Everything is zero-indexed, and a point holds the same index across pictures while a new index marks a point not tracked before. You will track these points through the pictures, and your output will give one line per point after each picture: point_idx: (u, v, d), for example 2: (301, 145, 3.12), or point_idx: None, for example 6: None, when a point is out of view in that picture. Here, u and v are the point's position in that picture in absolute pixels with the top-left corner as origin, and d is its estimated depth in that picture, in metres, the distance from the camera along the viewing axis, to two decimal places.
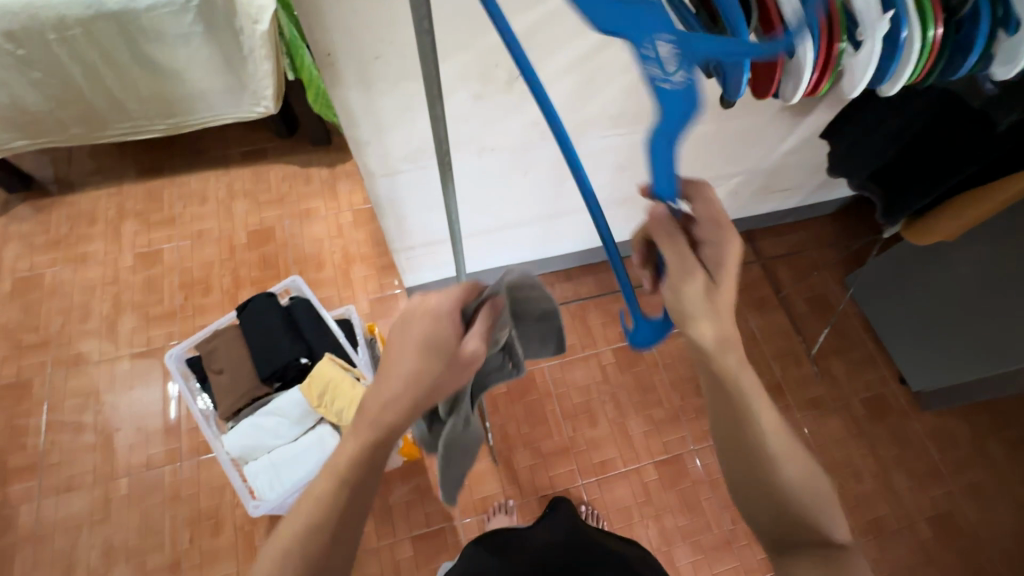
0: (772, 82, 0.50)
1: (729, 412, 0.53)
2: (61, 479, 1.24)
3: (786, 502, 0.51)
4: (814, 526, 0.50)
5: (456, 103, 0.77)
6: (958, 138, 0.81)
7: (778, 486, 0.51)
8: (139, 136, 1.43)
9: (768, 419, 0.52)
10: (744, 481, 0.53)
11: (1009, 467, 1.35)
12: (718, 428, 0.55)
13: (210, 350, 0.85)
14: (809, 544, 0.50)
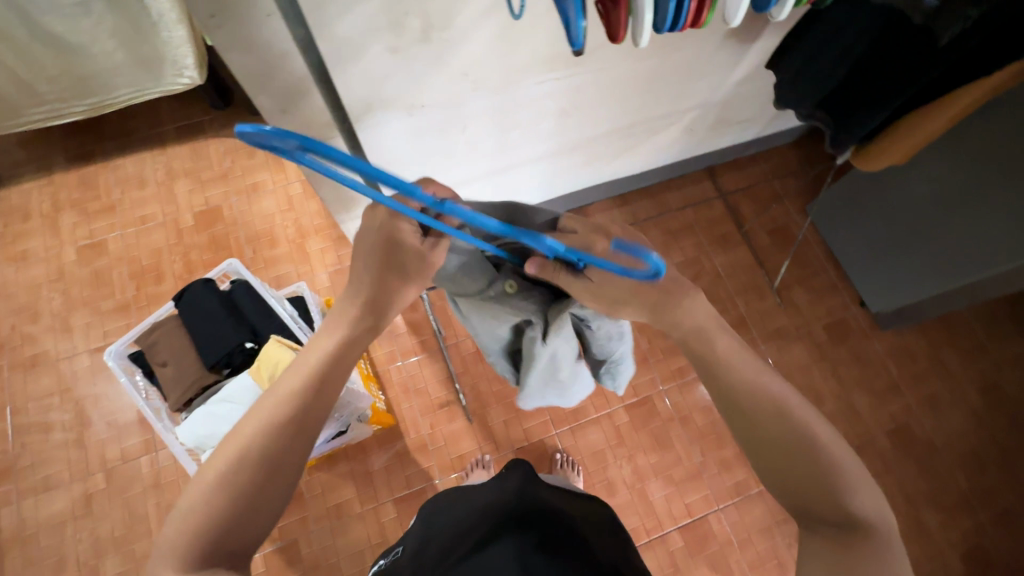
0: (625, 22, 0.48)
1: (734, 386, 0.54)
2: (38, 479, 1.24)
3: (801, 470, 0.50)
4: (832, 500, 0.49)
5: (371, 60, 0.71)
6: (900, 57, 0.78)
7: (790, 456, 0.51)
8: (60, 120, 1.34)
9: (775, 389, 0.53)
10: (759, 453, 0.53)
11: (963, 375, 1.41)
12: (724, 404, 0.56)
13: (151, 343, 0.84)
14: (823, 520, 0.49)
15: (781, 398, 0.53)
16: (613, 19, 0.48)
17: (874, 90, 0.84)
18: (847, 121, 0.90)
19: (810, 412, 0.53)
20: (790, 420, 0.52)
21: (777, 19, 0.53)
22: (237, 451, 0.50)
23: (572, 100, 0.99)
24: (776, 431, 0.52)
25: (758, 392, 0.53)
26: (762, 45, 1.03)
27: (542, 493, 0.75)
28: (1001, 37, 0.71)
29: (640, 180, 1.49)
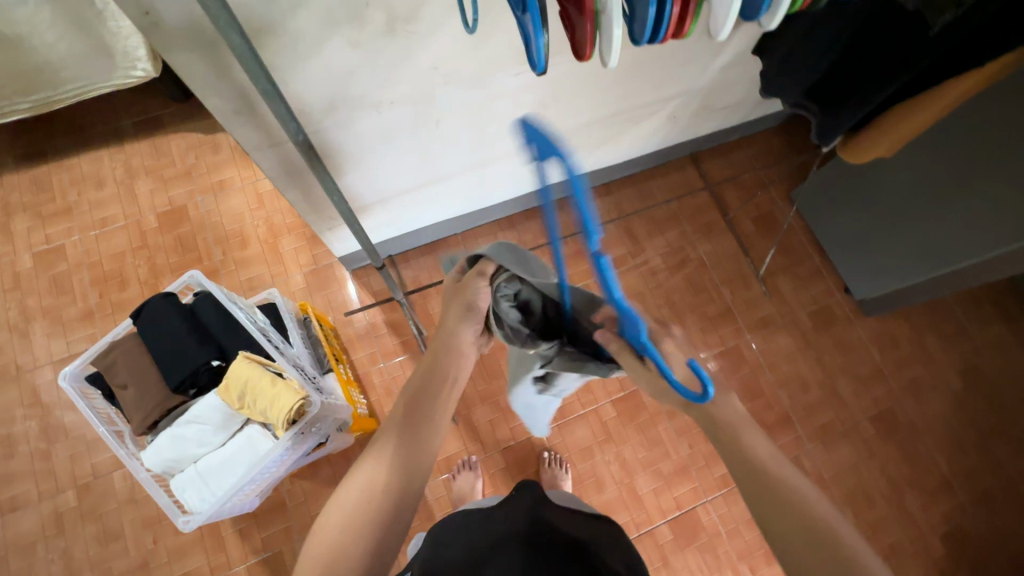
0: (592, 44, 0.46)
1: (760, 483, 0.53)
2: (4, 499, 1.19)
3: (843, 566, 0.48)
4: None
5: (332, 56, 0.66)
6: (890, 45, 0.75)
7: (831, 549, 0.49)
8: (4, 118, 1.24)
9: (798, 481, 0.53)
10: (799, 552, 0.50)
11: (945, 359, 1.42)
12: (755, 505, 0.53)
13: (109, 364, 0.79)
14: None
15: (796, 487, 0.52)
16: (578, 35, 0.46)
17: (863, 79, 0.80)
18: (833, 111, 0.87)
19: (829, 506, 0.52)
20: (804, 510, 0.51)
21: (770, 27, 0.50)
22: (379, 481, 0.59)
23: (550, 93, 0.95)
24: (789, 520, 0.50)
25: (777, 484, 0.52)
26: (747, 30, 1.00)
27: (549, 512, 0.74)
28: (994, 27, 0.68)
29: (623, 169, 1.45)
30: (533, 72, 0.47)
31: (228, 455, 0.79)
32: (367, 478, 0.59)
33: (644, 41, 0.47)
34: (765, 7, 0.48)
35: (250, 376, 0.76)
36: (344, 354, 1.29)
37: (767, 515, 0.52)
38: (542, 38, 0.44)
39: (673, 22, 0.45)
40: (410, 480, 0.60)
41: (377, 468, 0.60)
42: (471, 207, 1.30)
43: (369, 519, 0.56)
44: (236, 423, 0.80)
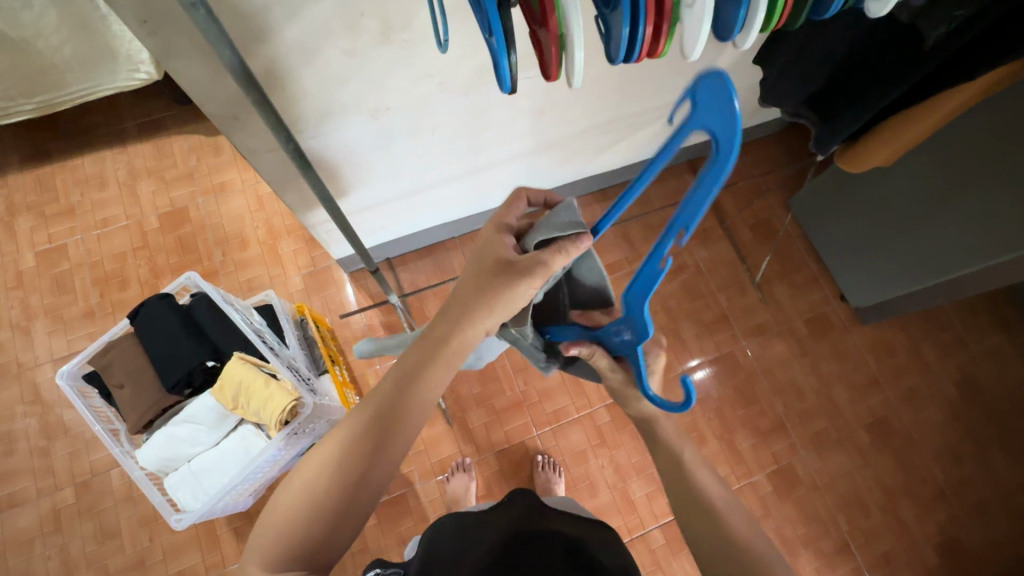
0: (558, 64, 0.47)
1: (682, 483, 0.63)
2: (3, 495, 1.20)
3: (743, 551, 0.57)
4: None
5: (328, 64, 0.67)
6: (888, 56, 0.75)
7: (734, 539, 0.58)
8: (9, 119, 1.26)
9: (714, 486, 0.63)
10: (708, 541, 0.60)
11: (941, 368, 1.42)
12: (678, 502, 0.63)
13: (106, 364, 0.80)
14: None
15: (739, 525, 0.59)
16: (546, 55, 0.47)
17: (861, 90, 0.81)
18: (832, 120, 0.88)
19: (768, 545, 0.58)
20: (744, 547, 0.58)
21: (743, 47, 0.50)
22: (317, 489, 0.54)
23: (546, 100, 0.96)
24: (724, 547, 0.58)
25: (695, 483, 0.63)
26: None
27: (539, 515, 0.74)
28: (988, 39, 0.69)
29: (622, 174, 1.46)
30: (501, 90, 0.48)
31: (221, 454, 0.80)
32: (296, 503, 0.53)
33: (617, 61, 0.48)
34: (738, 28, 0.49)
35: (244, 376, 0.77)
36: (340, 355, 1.30)
37: (707, 542, 0.60)
38: (508, 59, 0.45)
39: (644, 43, 0.46)
40: (345, 514, 0.53)
41: (307, 492, 0.53)
42: (470, 211, 1.31)
43: (287, 550, 0.52)
44: (229, 423, 0.81)
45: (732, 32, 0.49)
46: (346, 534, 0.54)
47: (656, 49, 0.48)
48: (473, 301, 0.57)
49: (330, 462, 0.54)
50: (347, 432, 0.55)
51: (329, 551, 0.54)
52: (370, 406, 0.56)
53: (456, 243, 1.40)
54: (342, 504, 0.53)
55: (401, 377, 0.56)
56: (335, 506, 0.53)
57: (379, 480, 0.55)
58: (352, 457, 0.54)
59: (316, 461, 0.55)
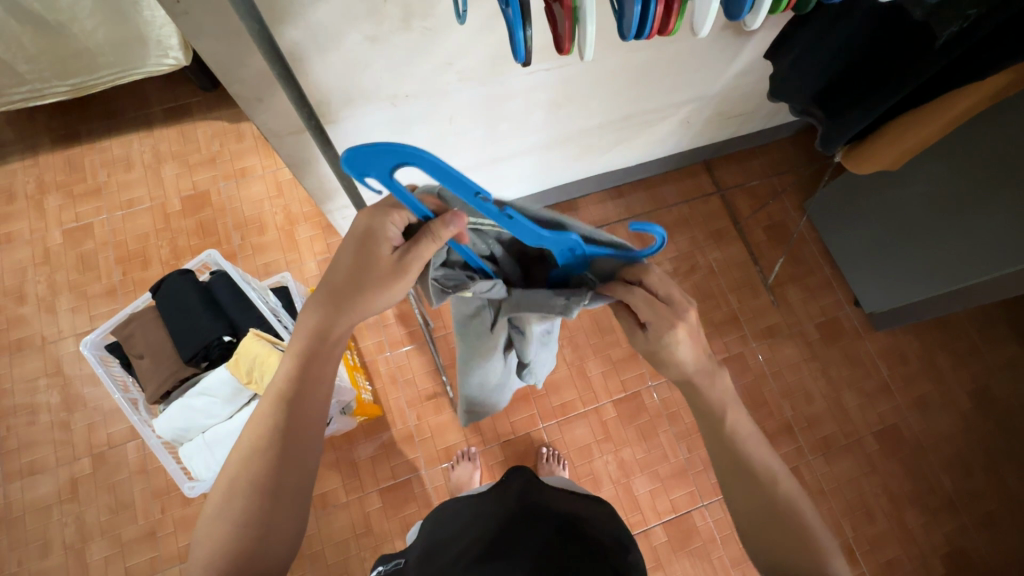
0: (569, 37, 0.48)
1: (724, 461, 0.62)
2: (24, 463, 1.24)
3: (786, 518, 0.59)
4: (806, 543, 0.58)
5: (350, 48, 0.69)
6: (898, 53, 0.75)
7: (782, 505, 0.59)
8: (43, 100, 1.31)
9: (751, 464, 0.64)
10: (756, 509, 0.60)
11: (955, 378, 1.40)
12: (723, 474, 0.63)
13: (128, 334, 0.83)
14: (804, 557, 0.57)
15: (763, 468, 0.61)
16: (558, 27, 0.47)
17: (869, 88, 0.81)
18: (838, 120, 0.87)
19: (794, 487, 0.61)
20: (774, 497, 0.59)
21: (752, 28, 0.52)
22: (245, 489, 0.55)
23: (562, 92, 0.96)
24: (754, 498, 0.60)
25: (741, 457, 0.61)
26: (762, 38, 1.00)
27: (539, 494, 0.74)
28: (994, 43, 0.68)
29: (635, 172, 1.46)
30: (516, 62, 0.48)
31: (234, 427, 0.82)
32: (219, 522, 0.54)
33: (630, 36, 0.48)
34: (748, 6, 0.50)
35: (259, 353, 0.79)
36: (352, 341, 1.32)
37: (741, 496, 0.61)
38: (521, 31, 0.47)
39: (655, 20, 0.47)
40: (274, 517, 0.55)
41: (227, 509, 0.55)
42: None
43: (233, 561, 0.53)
44: (243, 397, 0.83)
45: (743, 11, 0.50)
46: (283, 536, 0.56)
47: (668, 25, 0.49)
48: (350, 294, 0.58)
49: (242, 481, 0.55)
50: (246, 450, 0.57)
51: (271, 553, 0.55)
52: (261, 427, 0.57)
53: None
54: (271, 509, 0.55)
55: (286, 397, 0.58)
56: (260, 514, 0.55)
57: (294, 482, 0.57)
58: (261, 471, 0.56)
59: (225, 486, 0.56)
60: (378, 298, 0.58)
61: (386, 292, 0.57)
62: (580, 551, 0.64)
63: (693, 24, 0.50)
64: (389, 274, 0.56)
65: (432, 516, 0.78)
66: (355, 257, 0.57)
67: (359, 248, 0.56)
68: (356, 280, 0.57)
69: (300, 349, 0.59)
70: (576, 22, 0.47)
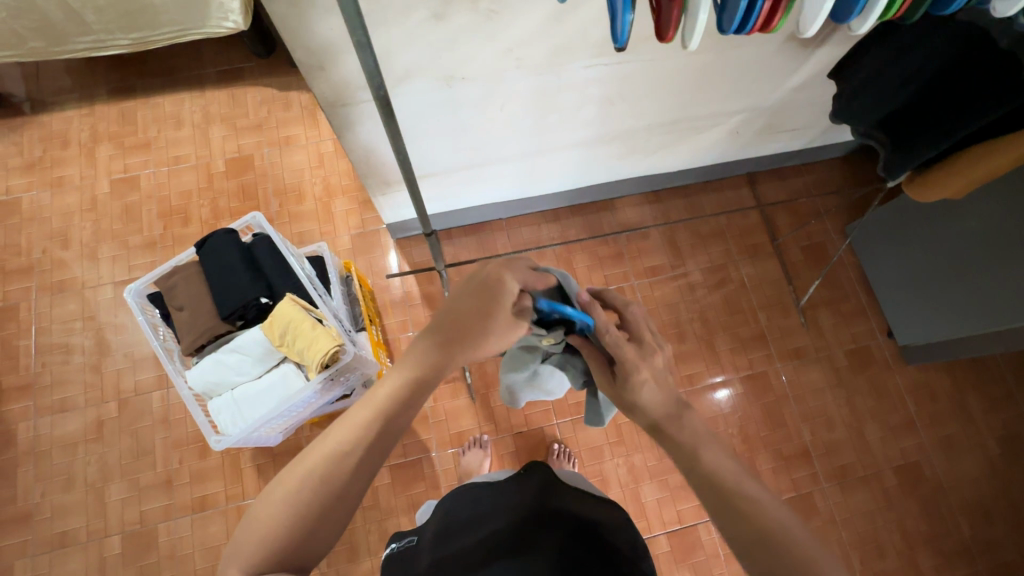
0: (673, 25, 0.50)
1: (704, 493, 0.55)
2: (55, 400, 1.29)
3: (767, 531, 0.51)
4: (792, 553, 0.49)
5: (415, 25, 0.69)
6: (980, 79, 0.72)
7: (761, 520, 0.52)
8: (105, 52, 1.34)
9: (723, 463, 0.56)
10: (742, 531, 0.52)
11: (985, 422, 1.36)
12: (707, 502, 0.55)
13: (171, 286, 0.85)
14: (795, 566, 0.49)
15: (743, 488, 0.54)
16: (663, 16, 0.49)
17: (943, 113, 0.78)
18: (908, 145, 0.85)
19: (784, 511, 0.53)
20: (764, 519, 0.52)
21: (857, 30, 0.55)
22: (318, 483, 0.50)
23: (618, 89, 0.95)
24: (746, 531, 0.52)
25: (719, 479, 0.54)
26: (826, 52, 0.97)
27: (560, 495, 0.73)
28: None
29: (677, 178, 1.45)
30: (615, 46, 0.52)
31: (262, 387, 0.84)
32: (284, 511, 0.49)
33: (731, 31, 0.50)
34: (857, 10, 0.53)
35: (294, 317, 0.81)
36: (378, 317, 1.33)
37: (734, 531, 0.53)
38: (628, 15, 0.50)
39: (762, 15, 0.49)
40: (325, 525, 0.50)
41: (297, 497, 0.50)
42: (521, 193, 1.34)
43: (275, 560, 0.48)
44: (274, 358, 0.85)
45: (851, 14, 0.53)
46: (319, 549, 0.51)
47: (773, 22, 0.50)
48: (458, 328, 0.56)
49: (316, 475, 0.51)
50: (331, 448, 0.51)
51: (304, 561, 0.50)
52: (358, 429, 0.52)
53: (502, 224, 1.43)
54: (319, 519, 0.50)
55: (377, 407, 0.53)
56: (318, 516, 0.50)
57: (355, 498, 0.52)
58: (340, 472, 0.51)
59: (300, 474, 0.51)
60: (493, 342, 0.58)
61: (505, 337, 0.58)
62: (596, 553, 0.64)
63: (801, 24, 0.55)
64: (511, 319, 0.58)
65: (449, 499, 0.79)
66: (479, 301, 0.56)
67: (480, 291, 0.57)
68: (479, 319, 0.56)
69: (408, 372, 0.55)
70: (682, 11, 0.50)
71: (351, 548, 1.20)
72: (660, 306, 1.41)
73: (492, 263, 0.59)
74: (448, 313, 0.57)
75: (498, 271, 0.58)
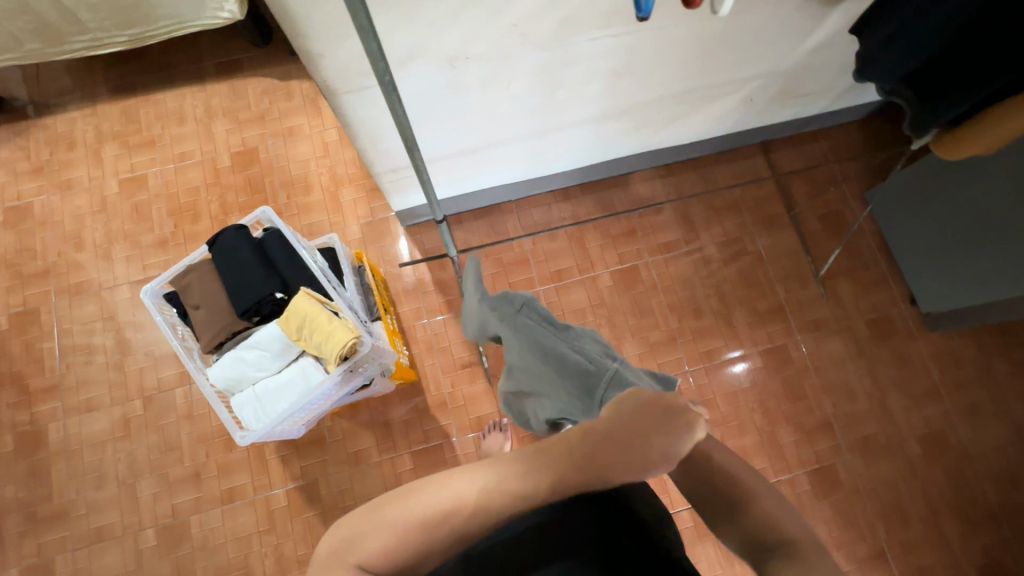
0: None
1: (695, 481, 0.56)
2: (81, 400, 1.31)
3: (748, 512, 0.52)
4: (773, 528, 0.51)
5: (416, 5, 0.67)
6: (1013, 31, 0.68)
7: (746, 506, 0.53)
8: (103, 50, 1.33)
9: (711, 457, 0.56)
10: (723, 510, 0.54)
11: (1011, 386, 1.34)
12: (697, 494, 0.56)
13: (185, 285, 0.86)
14: (776, 544, 0.50)
15: (773, 518, 0.51)
16: None
17: (975, 66, 0.74)
18: (937, 103, 0.81)
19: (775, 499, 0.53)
20: (788, 547, 0.50)
21: None
22: (429, 532, 0.49)
23: (627, 60, 0.92)
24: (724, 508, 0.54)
25: (711, 476, 0.55)
26: (846, 10, 0.93)
27: None
28: None
29: (688, 151, 1.41)
30: None
31: (282, 381, 0.84)
32: (388, 544, 0.48)
33: None
34: None
35: (310, 311, 0.81)
36: (391, 305, 1.33)
37: (723, 516, 0.54)
38: None
39: None
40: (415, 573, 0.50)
41: (408, 537, 0.48)
42: (531, 173, 1.31)
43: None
44: (292, 353, 0.85)
45: None
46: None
47: None
48: (614, 459, 0.51)
49: (431, 526, 0.49)
50: (455, 505, 0.49)
51: None
52: (485, 502, 0.49)
53: (512, 206, 1.42)
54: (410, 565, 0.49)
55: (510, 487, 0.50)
56: (411, 559, 0.49)
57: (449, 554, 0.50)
58: (448, 533, 0.49)
59: (422, 520, 0.49)
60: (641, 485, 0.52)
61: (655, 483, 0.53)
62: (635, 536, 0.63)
63: None
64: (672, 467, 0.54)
65: None
66: (650, 433, 0.52)
67: (671, 426, 0.53)
68: (642, 462, 0.51)
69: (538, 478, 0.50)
70: None
71: None
72: (676, 283, 1.39)
73: (690, 410, 0.54)
74: (619, 437, 0.51)
75: (682, 412, 0.54)
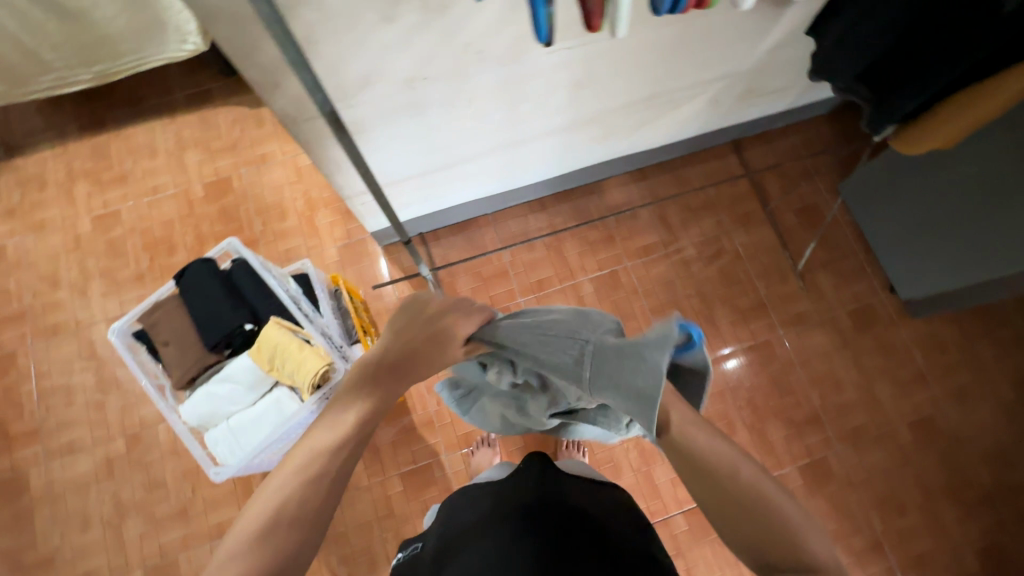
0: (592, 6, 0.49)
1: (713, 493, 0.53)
2: (63, 443, 1.29)
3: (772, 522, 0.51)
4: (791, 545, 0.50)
5: (366, 30, 0.67)
6: (957, 26, 0.69)
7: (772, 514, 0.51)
8: (69, 88, 1.32)
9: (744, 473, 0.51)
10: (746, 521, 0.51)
11: (996, 367, 1.34)
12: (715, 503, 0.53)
13: (153, 322, 0.85)
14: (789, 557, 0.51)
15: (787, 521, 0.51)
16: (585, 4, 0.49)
17: (923, 61, 0.75)
18: (891, 99, 0.82)
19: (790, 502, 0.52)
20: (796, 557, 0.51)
21: None
22: (299, 489, 0.50)
23: (587, 71, 0.92)
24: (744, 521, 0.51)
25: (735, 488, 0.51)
26: (799, 9, 0.94)
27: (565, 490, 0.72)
28: None
29: (661, 154, 1.42)
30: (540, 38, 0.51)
31: (257, 414, 0.83)
32: (268, 514, 0.49)
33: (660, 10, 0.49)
34: None
35: (280, 340, 0.80)
36: (373, 326, 1.32)
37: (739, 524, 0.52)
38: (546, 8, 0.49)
39: None
40: (306, 540, 0.50)
41: (281, 508, 0.49)
42: (504, 186, 1.31)
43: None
44: (265, 384, 0.84)
45: None
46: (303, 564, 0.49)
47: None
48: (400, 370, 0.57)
49: (297, 489, 0.50)
50: (306, 459, 0.51)
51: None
52: (327, 447, 0.52)
53: (489, 220, 1.42)
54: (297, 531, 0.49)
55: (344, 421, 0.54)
56: (297, 525, 0.49)
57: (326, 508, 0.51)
58: (314, 489, 0.50)
59: (281, 484, 0.50)
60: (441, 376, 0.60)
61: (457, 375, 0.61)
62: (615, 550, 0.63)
63: None
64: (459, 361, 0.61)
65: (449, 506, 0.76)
66: (422, 338, 0.58)
67: (436, 331, 0.58)
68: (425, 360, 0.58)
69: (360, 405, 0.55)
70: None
71: (371, 558, 1.20)
72: (657, 285, 1.39)
73: (443, 307, 0.59)
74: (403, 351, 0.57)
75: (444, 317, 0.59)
